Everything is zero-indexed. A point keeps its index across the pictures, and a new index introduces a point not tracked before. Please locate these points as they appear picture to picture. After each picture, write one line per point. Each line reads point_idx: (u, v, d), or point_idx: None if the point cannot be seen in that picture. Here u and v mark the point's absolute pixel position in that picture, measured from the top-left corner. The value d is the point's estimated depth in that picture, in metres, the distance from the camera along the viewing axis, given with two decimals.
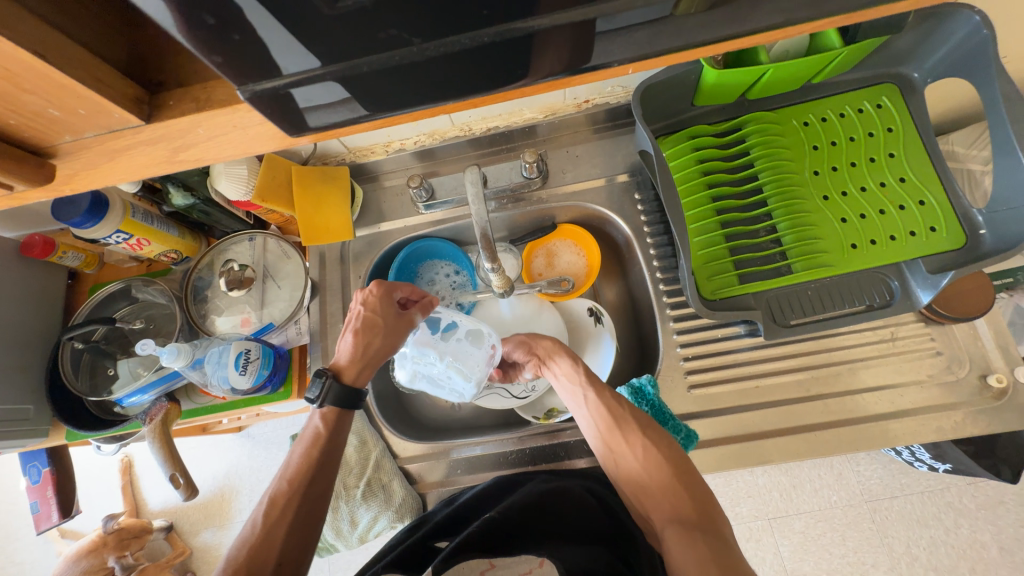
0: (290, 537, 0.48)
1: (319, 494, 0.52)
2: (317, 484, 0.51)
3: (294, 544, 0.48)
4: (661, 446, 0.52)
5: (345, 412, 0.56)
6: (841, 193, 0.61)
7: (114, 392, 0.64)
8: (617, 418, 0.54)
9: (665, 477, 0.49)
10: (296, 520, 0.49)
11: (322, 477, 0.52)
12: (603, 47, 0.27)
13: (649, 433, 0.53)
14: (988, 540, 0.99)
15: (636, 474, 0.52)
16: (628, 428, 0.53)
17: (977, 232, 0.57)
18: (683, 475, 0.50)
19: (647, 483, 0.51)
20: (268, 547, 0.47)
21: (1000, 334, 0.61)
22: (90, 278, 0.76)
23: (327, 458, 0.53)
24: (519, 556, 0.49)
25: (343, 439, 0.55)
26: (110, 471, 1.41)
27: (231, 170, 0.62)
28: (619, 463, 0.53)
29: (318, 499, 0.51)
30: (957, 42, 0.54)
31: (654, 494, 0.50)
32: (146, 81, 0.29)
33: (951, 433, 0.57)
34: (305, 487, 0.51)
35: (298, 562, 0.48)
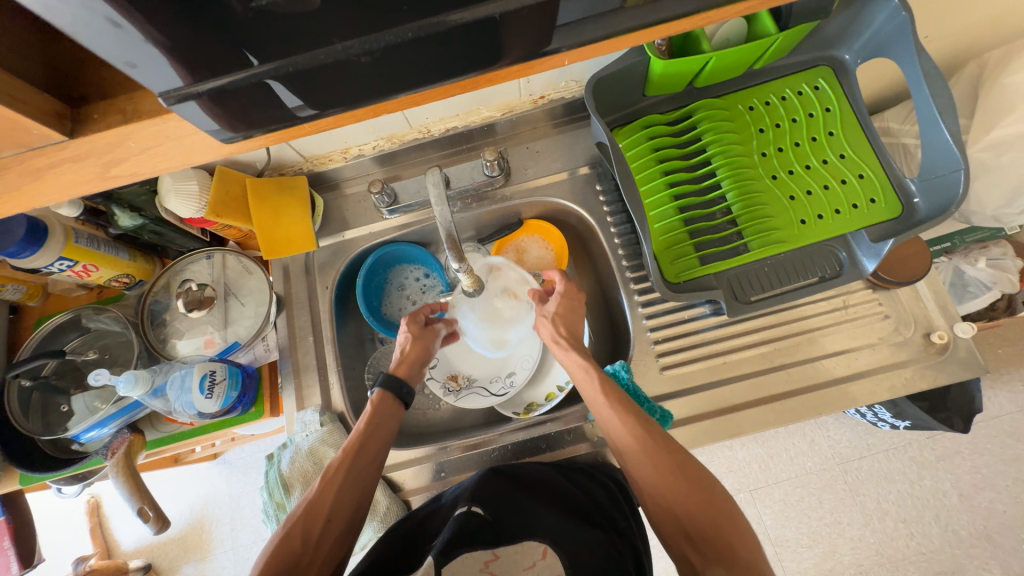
0: (341, 499, 0.51)
1: (370, 464, 0.54)
2: (369, 454, 0.54)
3: (343, 506, 0.50)
4: (699, 481, 0.49)
5: (393, 398, 0.59)
6: (788, 171, 0.64)
7: (71, 428, 0.60)
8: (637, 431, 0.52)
9: (706, 511, 0.47)
10: (348, 484, 0.52)
11: (375, 448, 0.55)
12: (541, 38, 0.27)
13: (687, 465, 0.50)
14: (948, 489, 1.06)
15: (670, 506, 0.49)
16: (666, 461, 0.50)
17: (912, 200, 0.61)
18: (722, 510, 0.47)
19: (684, 517, 0.48)
20: (319, 508, 0.49)
21: (939, 294, 0.65)
22: (35, 310, 0.72)
23: (379, 432, 0.56)
24: (522, 546, 0.49)
25: (395, 418, 0.58)
26: (76, 515, 1.33)
27: (180, 186, 0.60)
28: (653, 492, 0.50)
29: (370, 469, 0.54)
30: (879, 24, 0.57)
31: (689, 527, 0.47)
32: (68, 95, 0.28)
33: (903, 389, 0.61)
34: (357, 456, 0.53)
35: (348, 521, 0.50)
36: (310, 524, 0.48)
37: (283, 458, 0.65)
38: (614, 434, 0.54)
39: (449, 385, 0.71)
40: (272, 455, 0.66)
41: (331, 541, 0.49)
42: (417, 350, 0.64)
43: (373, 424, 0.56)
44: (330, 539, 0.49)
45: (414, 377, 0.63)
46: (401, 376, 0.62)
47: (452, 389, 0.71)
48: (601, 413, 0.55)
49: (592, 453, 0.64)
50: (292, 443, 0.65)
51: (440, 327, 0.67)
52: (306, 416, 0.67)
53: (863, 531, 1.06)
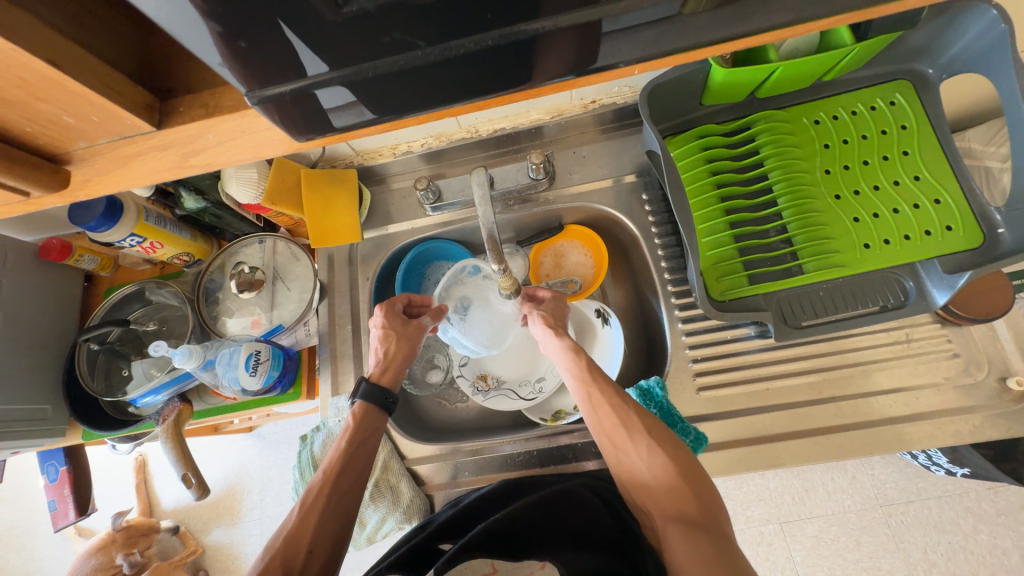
0: (323, 525, 0.51)
1: (350, 487, 0.54)
2: (348, 477, 0.54)
3: (324, 537, 0.50)
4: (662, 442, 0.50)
5: (376, 408, 0.59)
6: (853, 191, 0.60)
7: (129, 392, 0.65)
8: (620, 416, 0.53)
9: (667, 472, 0.48)
10: (328, 509, 0.52)
11: (355, 469, 0.55)
12: (612, 48, 0.26)
13: (654, 431, 0.51)
14: (1009, 547, 0.97)
15: (636, 470, 0.51)
16: (630, 423, 0.52)
17: (996, 230, 0.55)
18: (686, 474, 0.48)
19: (648, 479, 0.49)
20: (299, 541, 0.49)
21: (1019, 336, 0.59)
22: (105, 280, 0.78)
23: (359, 451, 0.56)
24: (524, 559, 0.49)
25: (376, 432, 0.59)
26: (125, 470, 1.43)
27: (241, 173, 0.62)
28: (619, 453, 0.52)
29: (350, 491, 0.54)
30: (973, 37, 0.52)
31: (654, 490, 0.49)
32: (157, 88, 0.30)
33: (969, 437, 0.56)
34: (334, 483, 0.53)
35: (330, 550, 0.50)
36: (290, 555, 0.48)
37: (315, 440, 0.67)
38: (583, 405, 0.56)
39: (478, 384, 0.71)
40: (306, 436, 0.68)
41: (315, 570, 0.48)
42: (399, 348, 0.62)
43: (355, 443, 0.56)
44: (313, 571, 0.48)
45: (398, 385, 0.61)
46: (387, 385, 0.61)
47: (481, 389, 0.71)
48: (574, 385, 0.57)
49: None
50: (325, 426, 0.68)
51: (425, 320, 0.64)
52: (340, 402, 0.70)
53: None
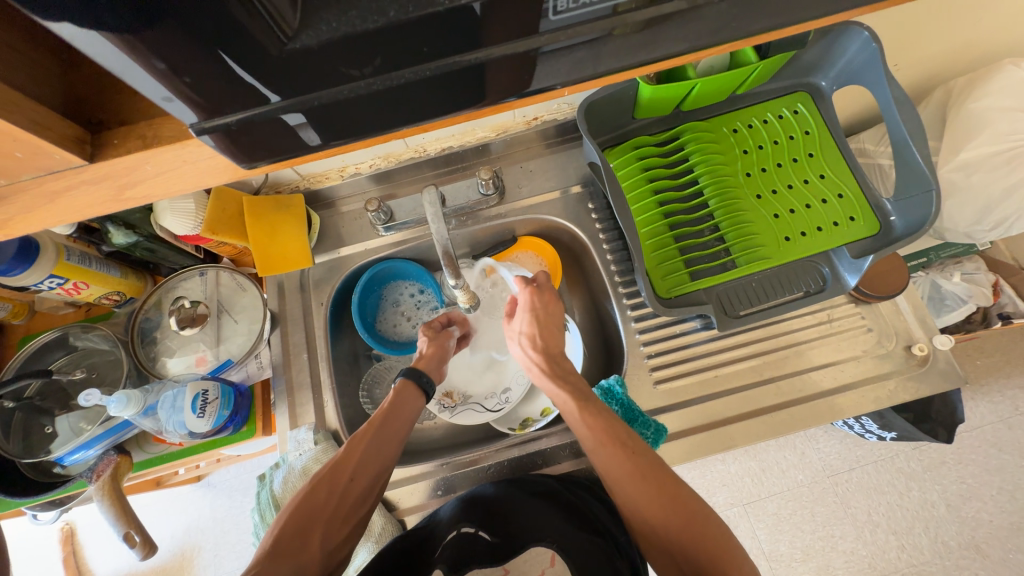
0: (367, 460, 0.52)
1: (397, 432, 0.55)
2: (395, 426, 0.55)
3: (367, 467, 0.52)
4: (687, 506, 0.47)
5: (415, 385, 0.59)
6: (771, 191, 0.67)
7: (54, 451, 0.59)
8: (631, 473, 0.49)
9: (697, 540, 0.44)
10: (372, 448, 0.53)
11: (402, 420, 0.56)
12: (544, 73, 0.29)
13: (674, 489, 0.48)
14: (936, 499, 1.08)
15: (664, 539, 0.46)
16: (652, 486, 0.48)
17: (889, 218, 0.64)
18: (718, 541, 0.44)
19: (677, 549, 0.45)
20: (347, 463, 0.51)
21: (917, 308, 0.68)
22: (21, 329, 0.70)
23: (405, 408, 0.57)
24: (529, 555, 0.52)
25: (418, 404, 0.59)
26: (48, 544, 1.26)
27: (175, 205, 0.59)
28: (644, 521, 0.48)
29: (394, 439, 0.55)
30: (852, 55, 0.61)
31: (687, 564, 0.44)
32: (86, 120, 0.28)
33: (887, 401, 0.63)
34: (382, 426, 0.54)
35: (370, 484, 0.52)
36: (336, 477, 0.50)
37: (275, 478, 0.64)
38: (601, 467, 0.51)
39: (444, 402, 0.70)
40: (263, 476, 0.65)
41: (356, 495, 0.51)
42: (435, 349, 0.64)
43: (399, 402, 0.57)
44: (352, 497, 0.50)
45: (434, 370, 0.62)
46: (422, 368, 0.61)
47: (448, 406, 0.70)
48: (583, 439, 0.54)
49: (588, 467, 0.64)
50: (285, 462, 0.64)
51: (454, 329, 0.67)
52: (299, 433, 0.66)
53: (855, 544, 1.07)
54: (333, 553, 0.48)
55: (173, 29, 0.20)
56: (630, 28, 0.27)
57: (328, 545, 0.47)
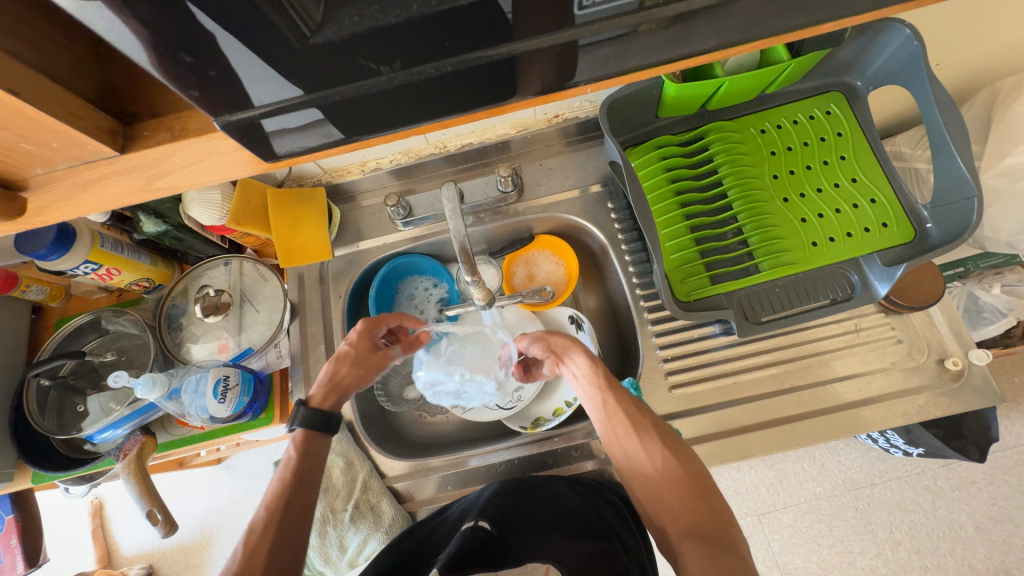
0: (273, 558, 0.45)
1: (302, 509, 0.49)
2: (300, 504, 0.49)
3: (277, 566, 0.45)
4: (678, 456, 0.50)
5: (317, 433, 0.54)
6: (799, 194, 0.65)
7: (84, 429, 0.61)
8: (634, 424, 0.52)
9: (683, 488, 0.47)
10: (276, 541, 0.46)
11: (307, 493, 0.50)
12: (566, 71, 0.28)
13: (674, 446, 0.51)
14: (964, 520, 1.03)
15: (653, 486, 0.49)
16: (654, 439, 0.51)
17: (925, 226, 0.61)
18: (702, 490, 0.47)
19: (664, 494, 0.48)
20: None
21: (952, 320, 0.65)
22: (57, 311, 0.73)
23: (309, 473, 0.51)
24: (524, 567, 0.47)
25: (321, 454, 0.54)
26: (79, 515, 1.33)
27: (203, 195, 0.61)
28: (637, 470, 0.51)
29: (301, 517, 0.49)
30: (891, 53, 0.58)
31: (670, 509, 0.47)
32: (119, 113, 0.29)
33: (916, 416, 0.60)
34: (281, 516, 0.47)
35: None
36: None
37: None
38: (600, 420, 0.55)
39: None
40: None
41: None
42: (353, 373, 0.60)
43: (300, 466, 0.51)
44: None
45: (337, 400, 0.58)
46: (331, 409, 0.57)
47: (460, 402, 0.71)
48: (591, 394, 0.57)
49: (598, 470, 0.64)
50: None
51: (391, 351, 0.64)
52: None
53: (874, 562, 1.03)
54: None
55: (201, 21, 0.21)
56: (653, 24, 0.26)
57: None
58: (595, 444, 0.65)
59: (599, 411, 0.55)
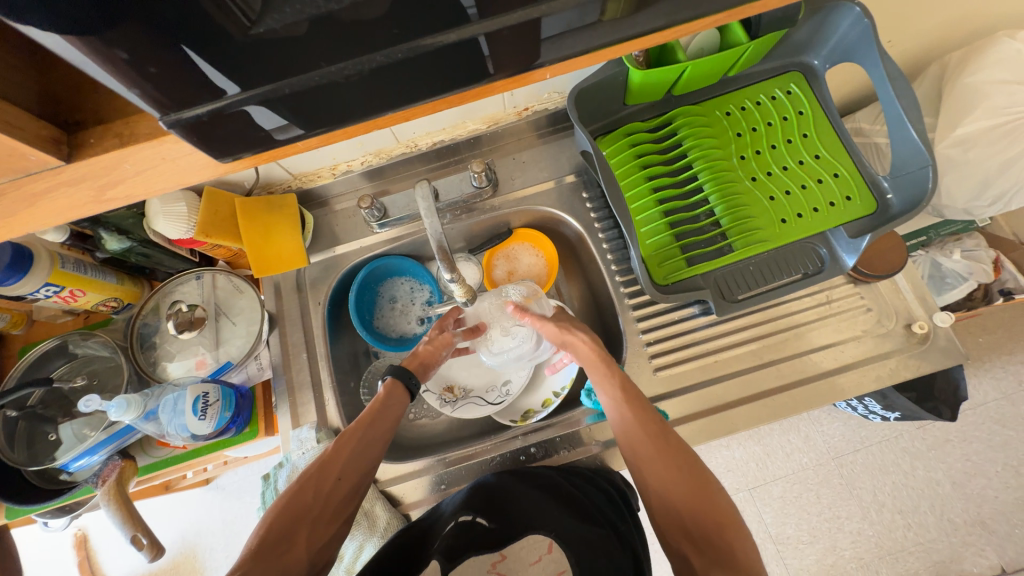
0: (353, 460, 0.52)
1: (379, 438, 0.55)
2: (379, 428, 0.55)
3: (355, 466, 0.52)
4: (705, 486, 0.49)
5: (402, 386, 0.59)
6: (766, 173, 0.67)
7: (59, 458, 0.59)
8: (660, 448, 0.51)
9: (710, 517, 0.46)
10: (358, 449, 0.53)
11: (385, 425, 0.55)
12: (522, 54, 0.28)
13: (701, 475, 0.50)
14: (941, 477, 1.08)
15: (666, 497, 0.49)
16: (681, 470, 0.50)
17: (886, 196, 0.63)
18: (727, 519, 0.46)
19: (688, 518, 0.47)
20: (333, 464, 0.51)
21: (917, 286, 0.68)
22: (20, 339, 0.70)
23: (388, 410, 0.56)
24: (526, 541, 0.53)
25: (402, 407, 0.58)
26: (62, 549, 1.28)
27: (168, 208, 0.59)
28: (661, 495, 0.49)
29: (377, 443, 0.54)
30: (844, 31, 0.60)
31: (693, 536, 0.46)
32: (63, 121, 0.28)
33: (888, 379, 0.63)
34: (370, 428, 0.54)
35: (355, 484, 0.52)
36: (322, 479, 0.50)
37: (279, 477, 0.65)
38: (625, 434, 0.54)
39: (445, 396, 0.70)
40: (267, 475, 0.66)
41: (341, 495, 0.50)
42: (427, 353, 0.64)
43: (382, 404, 0.56)
44: (338, 497, 0.50)
45: (422, 374, 0.63)
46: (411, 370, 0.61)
47: (449, 400, 0.70)
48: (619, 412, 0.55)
49: (590, 457, 0.65)
50: (288, 461, 0.65)
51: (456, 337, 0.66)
52: (301, 433, 0.66)
53: (861, 524, 1.07)
54: (325, 548, 0.48)
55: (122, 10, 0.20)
56: (614, 7, 0.27)
57: (314, 546, 0.47)
58: (585, 431, 0.66)
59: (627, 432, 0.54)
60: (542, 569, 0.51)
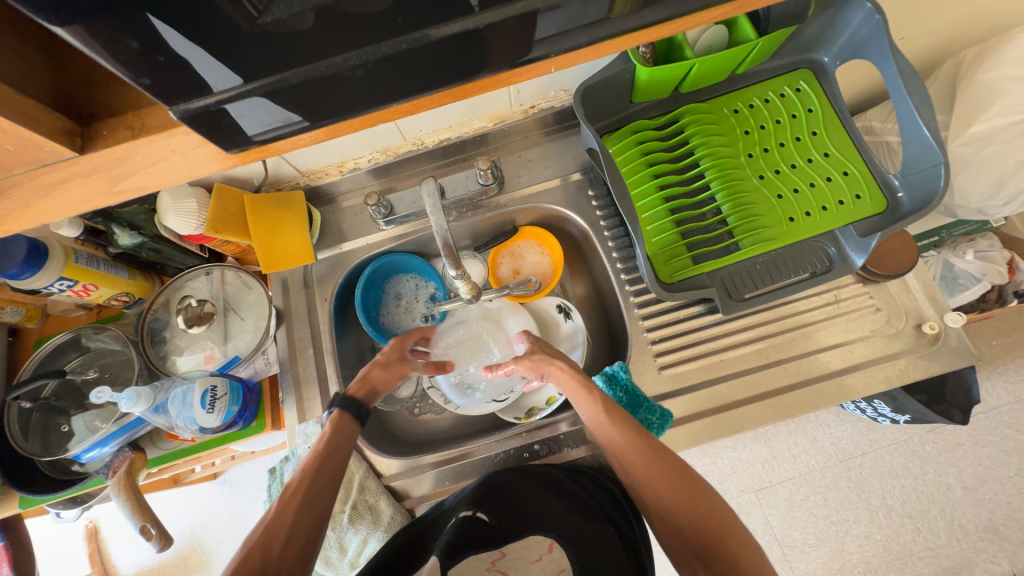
0: (301, 517, 0.49)
1: (328, 484, 0.53)
2: (326, 474, 0.53)
3: (304, 521, 0.49)
4: (698, 493, 0.48)
5: (350, 418, 0.58)
6: (774, 171, 0.66)
7: (71, 449, 0.60)
8: (648, 455, 0.51)
9: (706, 523, 0.47)
10: (307, 502, 0.50)
11: (332, 469, 0.53)
12: (528, 46, 0.28)
13: (694, 482, 0.49)
14: (952, 482, 1.06)
15: (666, 511, 0.49)
16: (674, 479, 0.49)
17: (896, 195, 0.62)
18: (724, 525, 0.46)
19: (686, 529, 0.47)
20: (280, 524, 0.48)
21: (927, 286, 0.67)
22: (34, 332, 0.72)
23: (335, 453, 0.55)
24: (527, 541, 0.52)
25: (350, 443, 0.57)
26: (74, 540, 1.30)
27: (179, 205, 0.60)
28: (655, 505, 0.49)
29: (327, 489, 0.52)
30: (855, 27, 0.59)
31: (694, 545, 0.46)
32: (78, 114, 0.29)
33: (897, 380, 0.62)
34: (315, 475, 0.52)
35: (307, 542, 0.48)
36: (269, 544, 0.46)
37: (285, 471, 0.65)
38: (609, 447, 0.54)
39: (450, 393, 0.72)
40: (273, 469, 0.66)
41: (293, 559, 0.46)
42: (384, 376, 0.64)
43: (331, 447, 0.55)
44: (290, 562, 0.46)
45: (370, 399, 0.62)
46: (358, 397, 0.61)
47: (454, 397, 0.71)
48: (602, 428, 0.55)
49: (594, 455, 0.65)
50: (295, 455, 0.66)
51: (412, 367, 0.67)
52: (308, 428, 0.67)
53: (869, 528, 1.06)
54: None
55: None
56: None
57: None
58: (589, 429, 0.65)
59: (613, 446, 0.53)
60: (542, 568, 0.50)
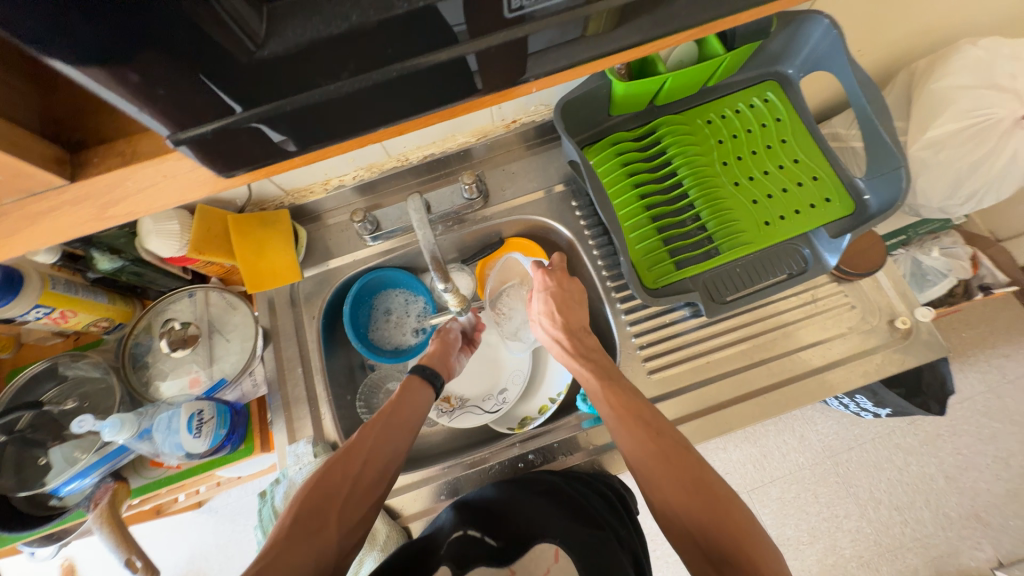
0: (378, 446, 0.55)
1: (405, 424, 0.58)
2: (404, 413, 0.58)
3: (379, 452, 0.55)
4: (715, 495, 0.48)
5: (419, 378, 0.62)
6: (748, 178, 0.69)
7: (49, 482, 0.58)
8: (662, 457, 0.51)
9: (722, 524, 0.46)
10: (384, 434, 0.56)
11: (410, 409, 0.59)
12: (510, 70, 0.29)
13: (711, 483, 0.49)
14: (935, 472, 1.10)
15: (680, 515, 0.48)
16: (688, 480, 0.49)
17: (863, 197, 0.65)
18: (741, 525, 0.46)
19: (702, 531, 0.46)
20: (358, 449, 0.54)
21: (898, 282, 0.70)
22: (8, 363, 0.69)
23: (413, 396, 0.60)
24: (534, 552, 0.50)
25: (426, 392, 0.61)
26: None
27: (161, 226, 0.60)
28: (668, 507, 0.49)
29: (400, 429, 0.57)
30: (815, 42, 0.62)
31: (707, 548, 0.45)
32: (66, 141, 0.29)
33: (875, 374, 0.64)
34: (393, 412, 0.58)
35: (381, 469, 0.55)
36: (348, 464, 0.53)
37: (276, 494, 0.64)
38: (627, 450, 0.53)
39: (442, 407, 0.71)
40: (263, 492, 0.65)
41: (366, 480, 0.53)
42: (438, 346, 0.66)
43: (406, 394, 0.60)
44: (365, 480, 0.53)
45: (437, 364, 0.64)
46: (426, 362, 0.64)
47: (446, 411, 0.71)
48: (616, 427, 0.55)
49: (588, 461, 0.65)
50: (286, 476, 0.64)
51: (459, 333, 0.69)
52: (298, 448, 0.65)
53: (860, 522, 1.08)
54: (351, 533, 0.50)
55: (130, 34, 0.21)
56: (595, 25, 0.28)
57: (345, 527, 0.50)
58: (582, 436, 0.66)
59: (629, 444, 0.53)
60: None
